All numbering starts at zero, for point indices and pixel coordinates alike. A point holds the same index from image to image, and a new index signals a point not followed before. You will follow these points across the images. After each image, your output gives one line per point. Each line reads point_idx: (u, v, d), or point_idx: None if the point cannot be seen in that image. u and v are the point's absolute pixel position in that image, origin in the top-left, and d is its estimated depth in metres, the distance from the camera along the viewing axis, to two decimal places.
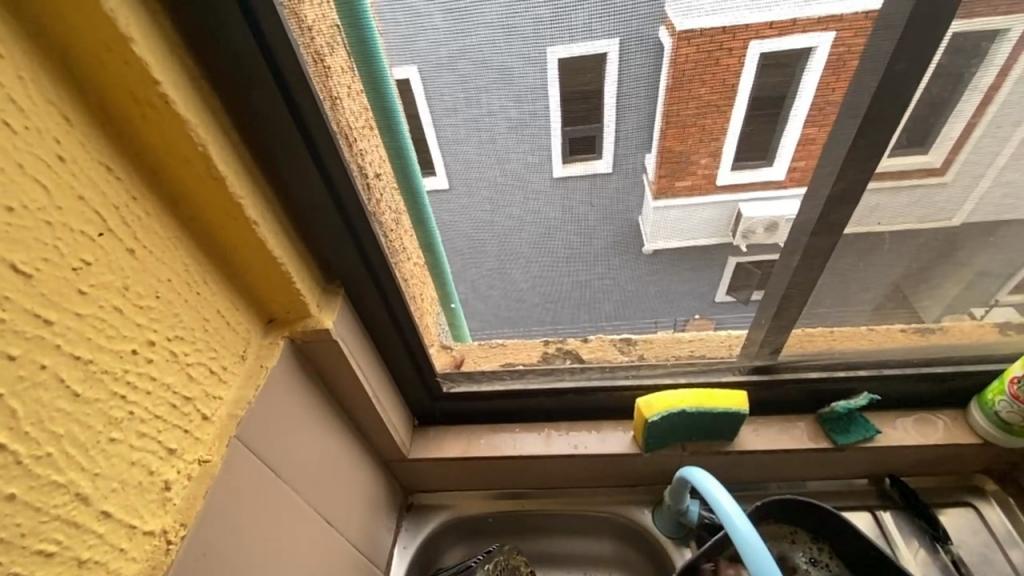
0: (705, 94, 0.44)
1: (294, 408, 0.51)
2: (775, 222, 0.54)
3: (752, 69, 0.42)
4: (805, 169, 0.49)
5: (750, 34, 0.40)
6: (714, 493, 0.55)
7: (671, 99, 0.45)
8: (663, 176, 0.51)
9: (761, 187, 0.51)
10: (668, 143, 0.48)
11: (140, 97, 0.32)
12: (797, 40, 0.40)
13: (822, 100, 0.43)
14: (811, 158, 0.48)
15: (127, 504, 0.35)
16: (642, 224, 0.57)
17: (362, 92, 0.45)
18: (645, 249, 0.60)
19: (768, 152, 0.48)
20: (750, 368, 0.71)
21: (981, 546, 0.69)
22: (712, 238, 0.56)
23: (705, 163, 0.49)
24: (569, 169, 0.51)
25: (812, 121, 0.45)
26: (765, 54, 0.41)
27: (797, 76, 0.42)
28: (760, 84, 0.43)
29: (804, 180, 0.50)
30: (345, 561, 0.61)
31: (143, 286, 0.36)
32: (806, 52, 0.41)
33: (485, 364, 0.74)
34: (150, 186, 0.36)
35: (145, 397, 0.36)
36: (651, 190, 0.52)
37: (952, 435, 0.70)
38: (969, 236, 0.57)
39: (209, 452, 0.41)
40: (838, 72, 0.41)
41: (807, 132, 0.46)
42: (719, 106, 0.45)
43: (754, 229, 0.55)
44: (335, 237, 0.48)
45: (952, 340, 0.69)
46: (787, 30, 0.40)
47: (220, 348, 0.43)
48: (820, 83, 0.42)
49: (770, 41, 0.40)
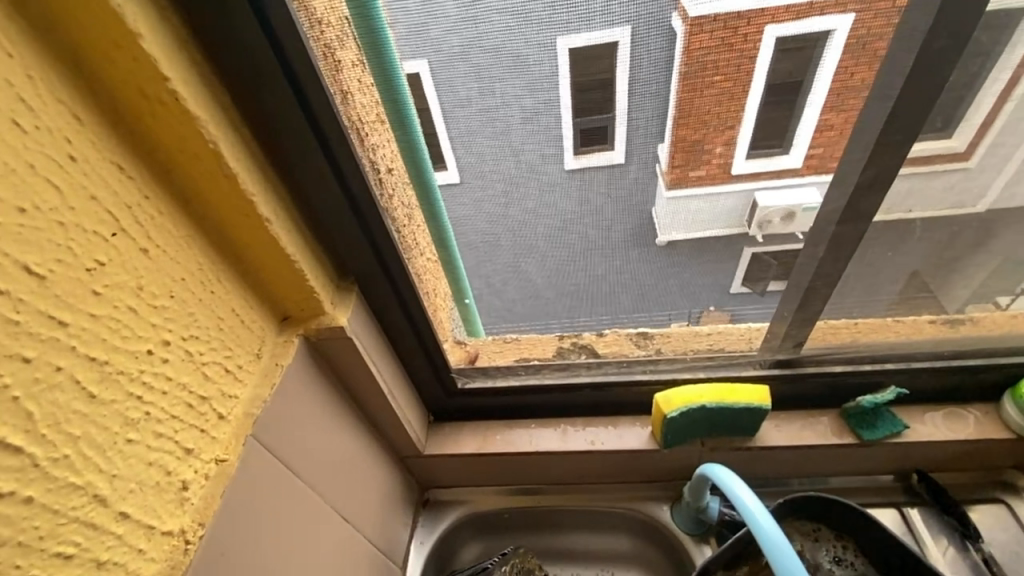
0: (716, 81, 0.42)
1: (309, 405, 0.50)
2: (791, 211, 0.52)
3: (766, 55, 0.40)
4: (823, 156, 0.47)
5: (766, 19, 0.38)
6: (736, 489, 0.53)
7: (683, 88, 0.43)
8: (677, 166, 0.49)
9: (774, 175, 0.49)
10: (682, 132, 0.46)
11: (150, 94, 0.32)
12: (814, 24, 0.39)
13: (840, 84, 0.42)
14: (831, 145, 0.46)
15: (146, 505, 0.35)
16: (656, 215, 0.55)
17: (373, 86, 0.44)
18: (658, 240, 0.58)
19: (784, 139, 0.46)
20: (772, 361, 0.69)
21: (1013, 543, 0.66)
22: (725, 228, 0.55)
23: (720, 151, 0.48)
24: (582, 160, 0.49)
25: (829, 106, 0.43)
26: (780, 39, 0.39)
27: (813, 61, 0.40)
28: (775, 69, 0.41)
29: (822, 168, 0.48)
30: (362, 557, 0.61)
31: (157, 286, 0.35)
32: (823, 36, 0.39)
33: (500, 359, 0.74)
34: (162, 184, 0.36)
35: (162, 397, 0.36)
36: (665, 180, 0.51)
37: (983, 431, 0.67)
38: (1003, 222, 0.55)
39: (226, 451, 0.41)
40: (857, 56, 0.40)
41: (825, 118, 0.44)
42: (734, 94, 0.43)
43: (769, 218, 0.53)
44: (347, 234, 0.48)
45: (982, 331, 0.67)
46: (804, 13, 0.38)
47: (235, 347, 0.43)
48: (839, 68, 0.41)
49: (785, 26, 0.39)
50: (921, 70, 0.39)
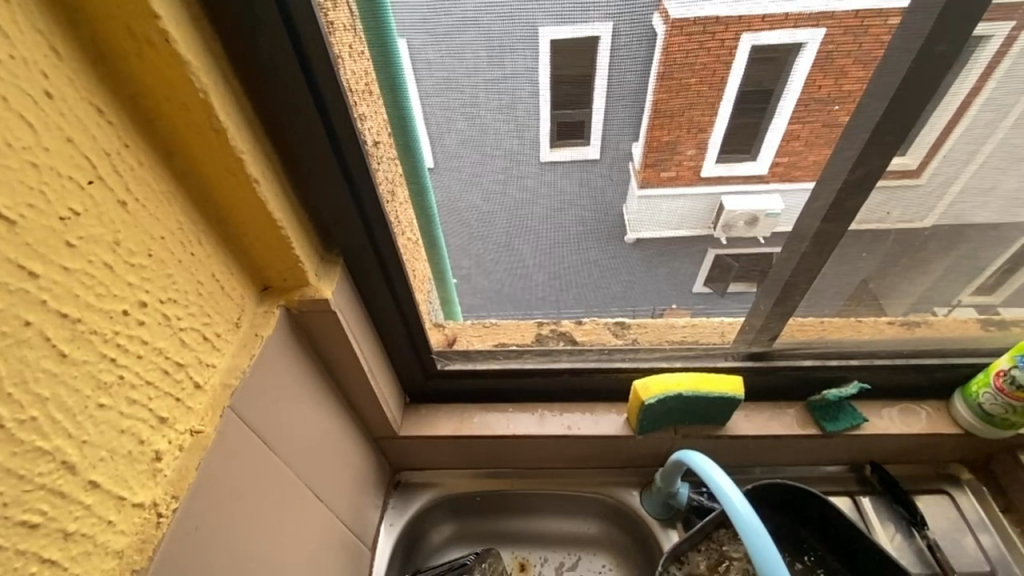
0: (692, 83, 0.43)
1: (287, 378, 0.48)
2: (755, 216, 0.54)
3: (742, 62, 0.42)
4: (788, 165, 0.49)
5: (743, 26, 0.40)
6: (710, 472, 0.55)
7: (660, 88, 0.44)
8: (649, 165, 0.50)
9: (742, 180, 0.51)
10: (656, 132, 0.47)
11: (137, 33, 0.29)
12: (786, 35, 0.40)
13: (808, 96, 0.44)
14: (796, 155, 0.48)
15: (117, 475, 0.33)
16: (626, 211, 0.56)
17: (365, 52, 0.42)
18: (627, 238, 0.60)
19: (752, 146, 0.48)
20: (745, 354, 0.72)
21: (954, 531, 0.71)
22: (692, 230, 0.57)
23: (691, 154, 0.49)
24: (557, 153, 0.50)
25: (798, 117, 0.45)
26: (756, 47, 0.41)
27: (786, 71, 0.42)
28: (750, 76, 0.43)
29: (785, 176, 0.50)
30: (333, 538, 0.59)
31: (136, 243, 0.33)
32: (795, 48, 0.41)
33: (479, 343, 0.73)
34: (144, 134, 0.33)
35: (136, 361, 0.34)
36: (636, 179, 0.52)
37: (935, 425, 0.72)
38: (973, 230, 0.58)
39: (202, 423, 0.39)
40: (825, 69, 0.42)
41: (792, 128, 0.46)
42: (710, 97, 0.44)
43: (735, 222, 0.55)
44: (335, 201, 0.46)
45: (937, 334, 0.71)
46: (779, 23, 0.40)
47: (213, 315, 0.40)
48: (809, 79, 0.42)
49: (761, 34, 0.40)
50: (911, 79, 0.41)
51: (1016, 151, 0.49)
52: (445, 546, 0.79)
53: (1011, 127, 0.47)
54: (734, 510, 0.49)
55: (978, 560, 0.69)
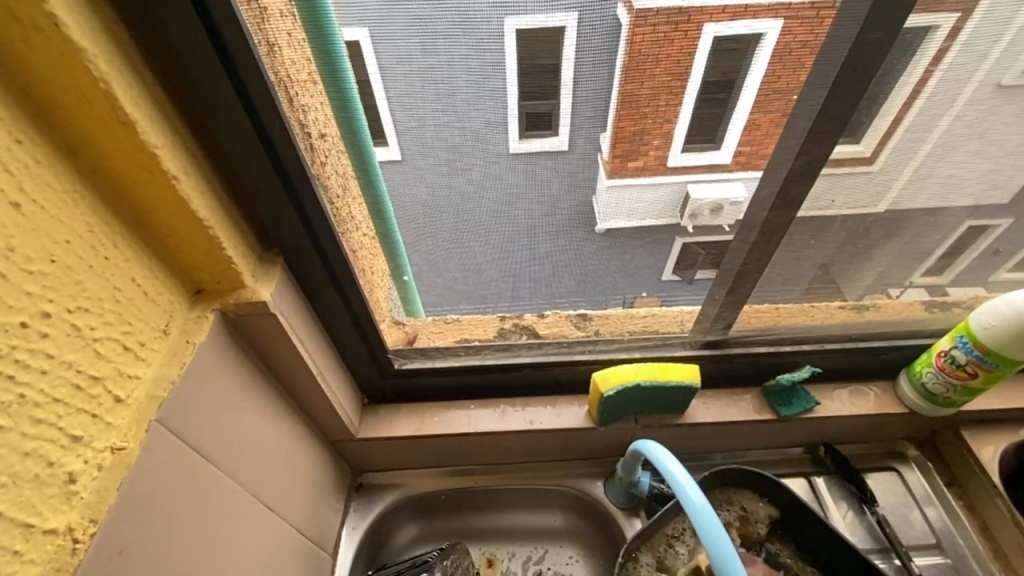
0: (656, 73, 0.42)
1: (227, 382, 0.46)
2: (719, 203, 0.54)
3: (704, 53, 0.41)
4: (750, 154, 0.50)
5: (705, 17, 0.39)
6: (667, 464, 0.55)
7: (625, 78, 0.43)
8: (617, 156, 0.49)
9: (706, 169, 0.50)
10: (621, 124, 0.47)
11: (24, 18, 0.27)
12: (747, 26, 0.40)
13: (767, 86, 0.43)
14: (758, 144, 0.48)
15: (22, 500, 0.30)
16: (594, 203, 0.55)
17: (305, 42, 0.40)
18: (597, 228, 0.58)
19: (715, 134, 0.47)
20: (702, 343, 0.72)
21: (902, 506, 0.74)
22: (659, 219, 0.56)
23: (657, 144, 0.48)
24: (524, 145, 0.49)
25: (758, 106, 0.45)
26: (717, 37, 0.40)
27: (745, 61, 0.42)
28: (713, 68, 0.42)
29: (748, 164, 0.50)
30: (286, 548, 0.57)
31: (36, 248, 0.30)
32: (755, 39, 0.41)
33: (440, 340, 0.71)
34: (41, 128, 0.30)
35: (41, 377, 0.31)
36: (604, 170, 0.51)
37: (882, 405, 0.74)
38: (915, 215, 0.59)
39: (125, 439, 0.37)
40: (784, 60, 0.42)
41: (753, 117, 0.46)
42: (673, 87, 0.43)
43: (700, 211, 0.55)
44: (271, 197, 0.44)
45: (885, 316, 0.73)
46: (738, 14, 0.39)
47: (135, 323, 0.38)
48: (769, 68, 0.42)
49: (722, 25, 0.40)
50: (848, 69, 0.41)
51: (953, 138, 0.51)
52: (409, 546, 0.78)
53: (953, 115, 0.48)
54: (687, 501, 0.50)
55: (925, 532, 0.72)
